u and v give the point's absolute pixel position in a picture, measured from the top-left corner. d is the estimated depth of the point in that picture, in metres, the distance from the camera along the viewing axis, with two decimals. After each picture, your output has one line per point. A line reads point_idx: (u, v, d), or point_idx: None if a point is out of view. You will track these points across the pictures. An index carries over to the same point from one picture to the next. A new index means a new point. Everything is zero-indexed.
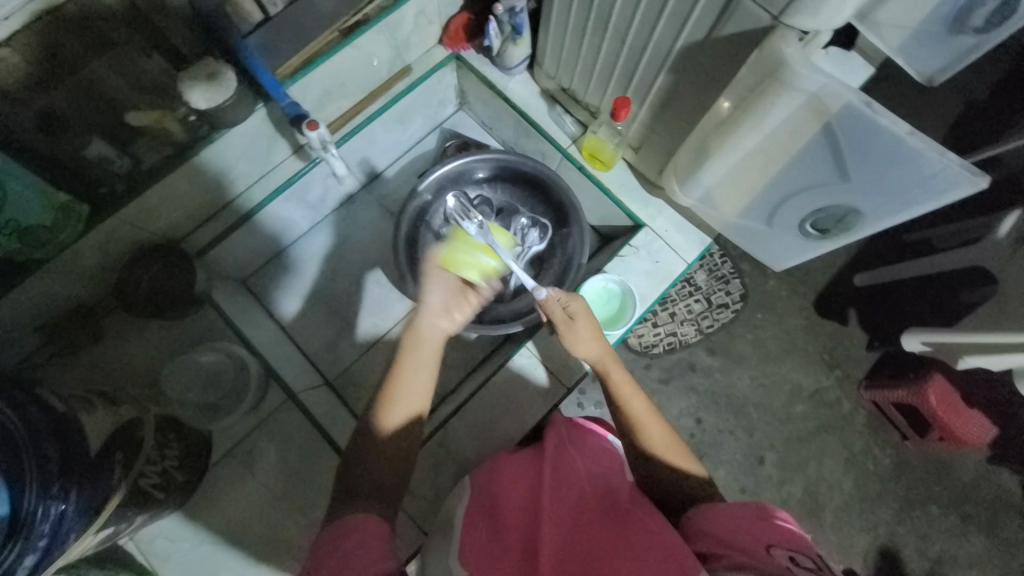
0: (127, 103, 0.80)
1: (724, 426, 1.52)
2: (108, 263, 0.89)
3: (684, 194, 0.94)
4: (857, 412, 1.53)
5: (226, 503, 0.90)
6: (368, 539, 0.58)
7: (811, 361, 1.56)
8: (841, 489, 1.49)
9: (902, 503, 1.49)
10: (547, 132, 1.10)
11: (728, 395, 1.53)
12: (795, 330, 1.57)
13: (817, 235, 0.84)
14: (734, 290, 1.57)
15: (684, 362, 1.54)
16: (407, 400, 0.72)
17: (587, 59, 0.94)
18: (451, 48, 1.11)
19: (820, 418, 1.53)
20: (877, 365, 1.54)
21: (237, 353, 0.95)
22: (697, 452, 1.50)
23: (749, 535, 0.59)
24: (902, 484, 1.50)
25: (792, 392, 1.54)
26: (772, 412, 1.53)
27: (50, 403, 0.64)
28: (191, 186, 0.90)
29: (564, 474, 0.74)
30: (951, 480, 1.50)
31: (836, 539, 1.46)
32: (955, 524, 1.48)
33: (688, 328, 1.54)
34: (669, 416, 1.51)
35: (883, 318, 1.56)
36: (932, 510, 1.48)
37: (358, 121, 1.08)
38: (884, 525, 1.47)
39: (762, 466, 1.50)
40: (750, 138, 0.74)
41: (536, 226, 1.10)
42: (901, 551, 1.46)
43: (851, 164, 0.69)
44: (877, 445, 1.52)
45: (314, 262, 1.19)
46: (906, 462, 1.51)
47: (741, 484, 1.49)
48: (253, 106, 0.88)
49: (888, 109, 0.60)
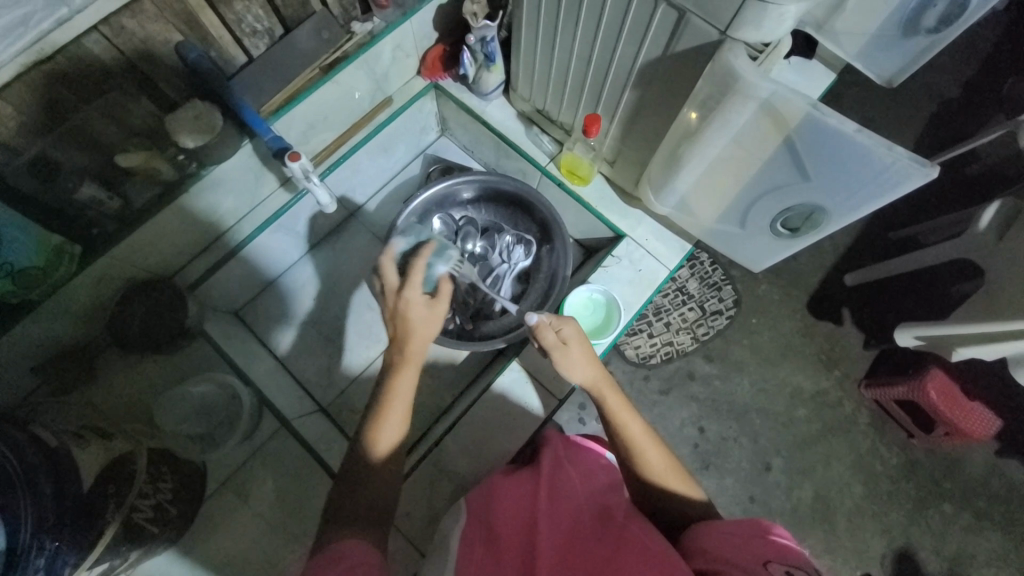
0: (116, 147, 0.83)
1: (728, 433, 1.51)
2: (102, 301, 0.91)
3: (659, 202, 0.97)
4: (859, 412, 1.53)
5: (227, 542, 0.88)
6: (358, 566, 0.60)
7: (809, 363, 1.56)
8: (852, 492, 1.48)
9: (915, 503, 1.47)
10: (524, 151, 1.15)
11: (729, 401, 1.53)
12: (791, 333, 1.58)
13: (789, 233, 0.84)
14: (727, 296, 1.58)
15: (682, 371, 1.55)
16: (399, 413, 0.74)
17: (557, 81, 0.98)
18: (429, 78, 1.17)
19: (823, 420, 1.52)
20: (875, 363, 1.55)
21: (229, 382, 0.96)
22: (702, 462, 1.49)
23: (746, 548, 0.60)
24: (912, 482, 1.48)
25: (794, 395, 1.54)
26: (775, 416, 1.52)
27: (43, 439, 0.65)
28: (178, 224, 0.93)
29: (557, 496, 0.75)
30: (959, 475, 1.48)
31: (850, 543, 1.44)
32: (970, 522, 1.45)
33: (684, 337, 1.55)
34: (671, 427, 1.51)
35: (875, 315, 1.58)
36: (945, 508, 1.46)
37: (343, 151, 1.12)
38: (898, 526, 1.45)
39: (770, 472, 1.48)
40: (711, 145, 0.77)
41: (521, 242, 1.16)
42: (918, 553, 1.43)
43: (809, 164, 0.70)
44: (883, 443, 1.51)
45: (306, 290, 1.19)
46: (914, 458, 1.50)
47: (750, 493, 1.47)
48: (239, 142, 0.93)
49: (836, 110, 0.62)
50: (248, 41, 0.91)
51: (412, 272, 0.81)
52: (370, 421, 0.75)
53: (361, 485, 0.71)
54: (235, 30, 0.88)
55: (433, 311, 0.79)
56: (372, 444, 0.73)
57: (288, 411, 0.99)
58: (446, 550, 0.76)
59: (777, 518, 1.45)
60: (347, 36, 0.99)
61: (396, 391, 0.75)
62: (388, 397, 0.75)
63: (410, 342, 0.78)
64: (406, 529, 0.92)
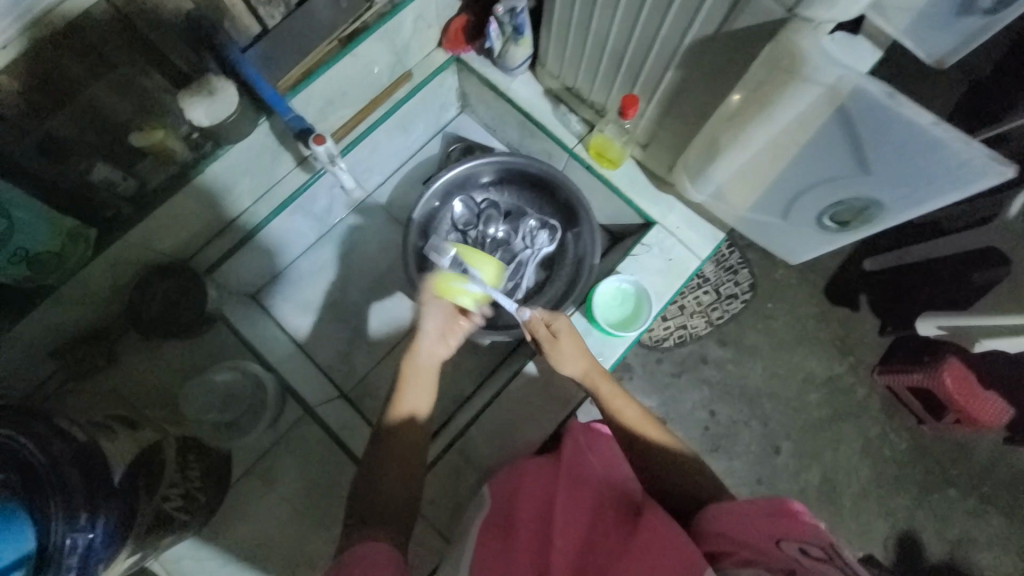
0: (128, 124, 0.79)
1: (738, 417, 1.51)
2: (120, 284, 0.89)
3: (694, 189, 0.93)
4: (871, 398, 1.52)
5: (251, 526, 0.88)
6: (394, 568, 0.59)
7: (823, 348, 1.54)
8: (859, 476, 1.49)
9: (921, 488, 1.48)
10: (552, 132, 1.09)
11: (741, 385, 1.52)
12: (806, 318, 1.56)
13: (836, 227, 0.81)
14: (743, 279, 1.55)
15: (695, 355, 1.53)
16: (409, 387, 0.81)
17: (590, 57, 0.92)
18: (450, 51, 1.10)
19: (835, 405, 1.52)
20: (889, 351, 1.53)
21: (252, 370, 0.94)
22: (711, 444, 1.49)
23: (758, 530, 0.56)
24: (919, 468, 1.49)
25: (806, 380, 1.53)
26: (786, 401, 1.52)
27: (71, 433, 0.64)
28: (194, 206, 0.90)
29: (576, 478, 0.73)
30: (967, 461, 1.49)
31: (855, 525, 1.46)
32: (974, 507, 1.47)
33: (698, 320, 1.53)
34: (682, 409, 1.51)
35: (891, 302, 1.55)
36: (951, 493, 1.47)
37: (362, 129, 1.07)
38: (902, 510, 1.47)
39: (778, 456, 1.49)
40: (763, 133, 0.72)
41: (545, 227, 1.13)
42: (920, 536, 1.45)
43: (871, 156, 0.66)
44: (893, 429, 1.51)
45: (324, 273, 1.16)
46: (923, 444, 1.50)
47: (758, 475, 1.48)
48: (257, 120, 0.88)
49: (909, 100, 0.57)
50: (262, 10, 0.84)
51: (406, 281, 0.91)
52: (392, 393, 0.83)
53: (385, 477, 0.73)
54: None
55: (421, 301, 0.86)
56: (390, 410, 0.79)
57: (311, 398, 0.98)
58: (465, 534, 0.79)
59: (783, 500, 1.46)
60: (366, 6, 0.92)
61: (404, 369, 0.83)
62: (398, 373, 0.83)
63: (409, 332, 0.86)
64: (429, 515, 0.92)
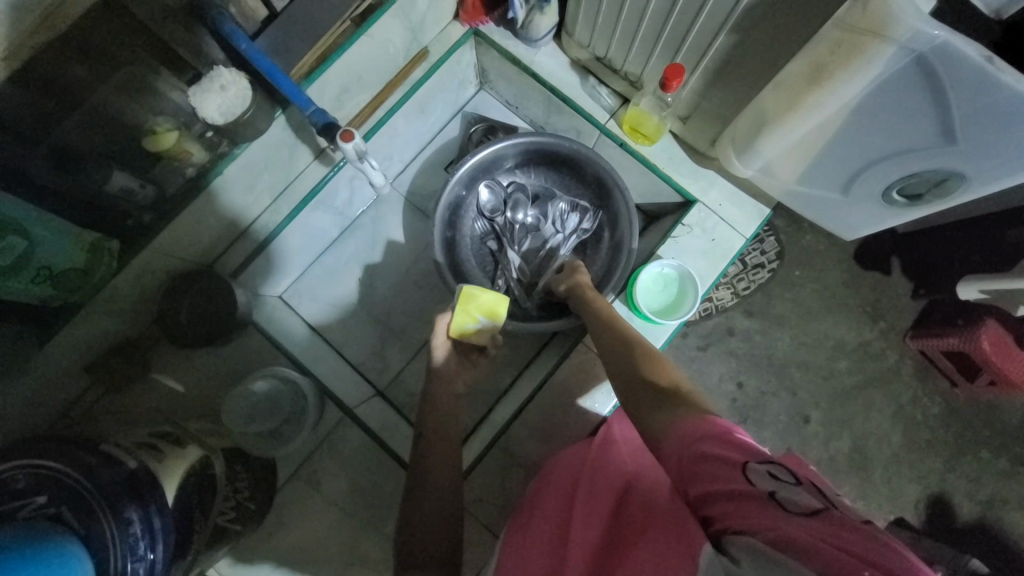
0: (142, 127, 0.75)
1: (766, 388, 1.48)
2: (147, 294, 0.87)
3: (741, 165, 0.86)
4: (903, 362, 1.48)
5: (297, 528, 0.88)
6: None
7: (854, 315, 1.49)
8: (889, 441, 1.47)
9: (952, 450, 1.46)
10: (581, 107, 1.02)
11: (769, 355, 1.49)
12: (834, 285, 1.50)
13: (904, 201, 0.75)
14: (770, 247, 1.50)
15: (721, 327, 1.50)
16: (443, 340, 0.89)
17: (627, 24, 0.85)
18: (468, 23, 1.02)
19: (866, 372, 1.48)
20: (924, 313, 1.47)
21: (289, 377, 0.91)
22: (740, 416, 1.47)
23: (717, 462, 0.51)
24: (951, 431, 1.47)
25: (835, 348, 1.49)
26: (816, 369, 1.49)
27: (121, 460, 0.62)
28: (214, 208, 0.86)
29: (596, 479, 0.72)
30: (1001, 422, 1.46)
31: (886, 490, 1.45)
32: (1006, 467, 1.45)
33: (723, 292, 1.49)
34: (709, 382, 1.48)
35: (924, 265, 1.48)
36: (983, 455, 1.46)
37: (379, 115, 1.01)
38: (934, 473, 1.45)
39: (807, 424, 1.47)
40: (831, 104, 0.65)
41: (576, 210, 1.08)
42: (952, 498, 1.44)
43: (958, 126, 0.59)
44: (925, 393, 1.48)
45: (349, 269, 1.12)
46: (955, 407, 1.47)
47: (788, 445, 1.46)
48: (272, 114, 0.83)
49: (1011, 67, 0.51)
50: None
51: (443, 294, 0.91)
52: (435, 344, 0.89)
53: (431, 481, 0.75)
54: None
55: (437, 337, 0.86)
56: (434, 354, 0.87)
57: (348, 399, 0.96)
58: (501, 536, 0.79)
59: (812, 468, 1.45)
60: None
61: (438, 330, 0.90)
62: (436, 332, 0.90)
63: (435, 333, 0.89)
64: (474, 510, 0.91)
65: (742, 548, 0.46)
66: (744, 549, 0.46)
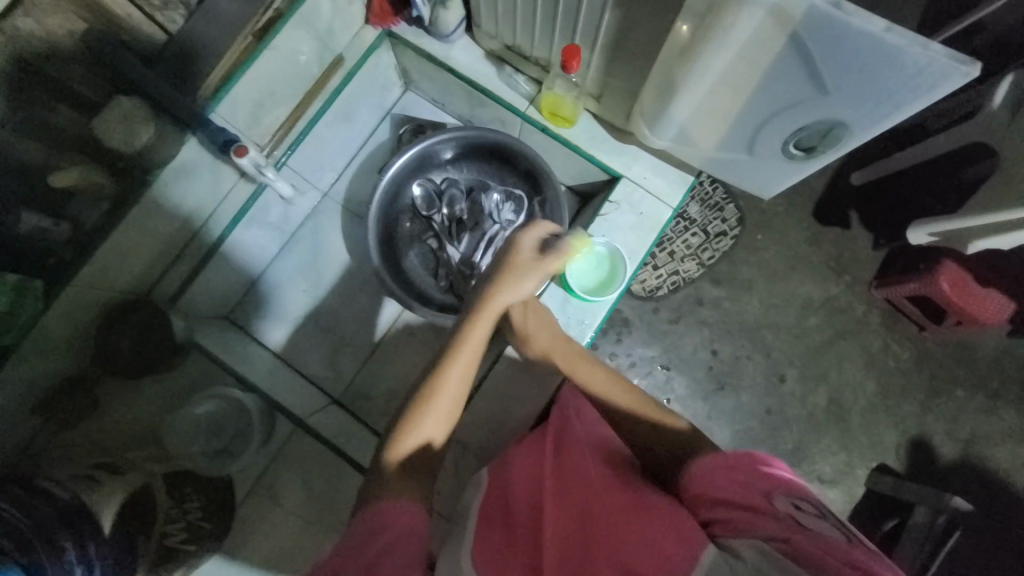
0: (48, 163, 0.76)
1: (740, 353, 1.50)
2: (81, 333, 0.85)
3: (656, 134, 0.88)
4: (871, 313, 1.51)
5: (261, 543, 0.89)
6: (399, 547, 0.58)
7: (817, 271, 1.52)
8: (865, 391, 1.50)
9: (927, 393, 1.49)
10: (500, 97, 1.03)
11: (740, 321, 1.50)
12: (796, 245, 1.52)
13: (802, 154, 0.77)
14: (730, 215, 1.51)
15: (691, 298, 1.50)
16: (433, 420, 0.70)
17: (524, 9, 0.85)
18: (379, 26, 1.03)
19: (834, 326, 1.51)
20: (886, 263, 1.50)
21: (233, 395, 0.92)
22: (717, 383, 1.49)
23: (741, 485, 0.55)
24: (925, 374, 1.50)
25: (804, 306, 1.51)
26: (786, 330, 1.51)
27: (52, 492, 0.65)
28: (142, 237, 0.85)
29: (568, 449, 0.73)
30: (971, 360, 1.50)
31: (866, 439, 1.48)
32: (981, 403, 1.49)
33: (689, 264, 1.49)
34: (683, 354, 1.49)
35: (881, 213, 1.51)
36: (958, 394, 1.49)
37: (301, 127, 1.02)
38: (912, 417, 1.49)
39: (784, 384, 1.49)
40: (713, 65, 0.66)
41: (510, 199, 1.09)
42: (932, 439, 1.48)
43: (828, 75, 0.61)
44: (896, 339, 1.51)
45: (294, 282, 1.13)
46: (925, 350, 1.50)
47: (767, 406, 1.48)
48: (182, 138, 0.85)
49: (858, 8, 0.52)
50: (161, 16, 0.79)
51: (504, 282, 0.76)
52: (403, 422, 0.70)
53: None
54: (143, 4, 0.76)
55: (540, 272, 0.77)
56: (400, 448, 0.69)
57: (299, 411, 0.95)
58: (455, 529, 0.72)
59: (794, 425, 1.48)
60: None
61: (449, 377, 0.71)
62: (435, 390, 0.71)
63: (446, 386, 0.71)
64: (437, 504, 0.93)
65: (745, 545, 0.49)
66: (747, 545, 0.49)
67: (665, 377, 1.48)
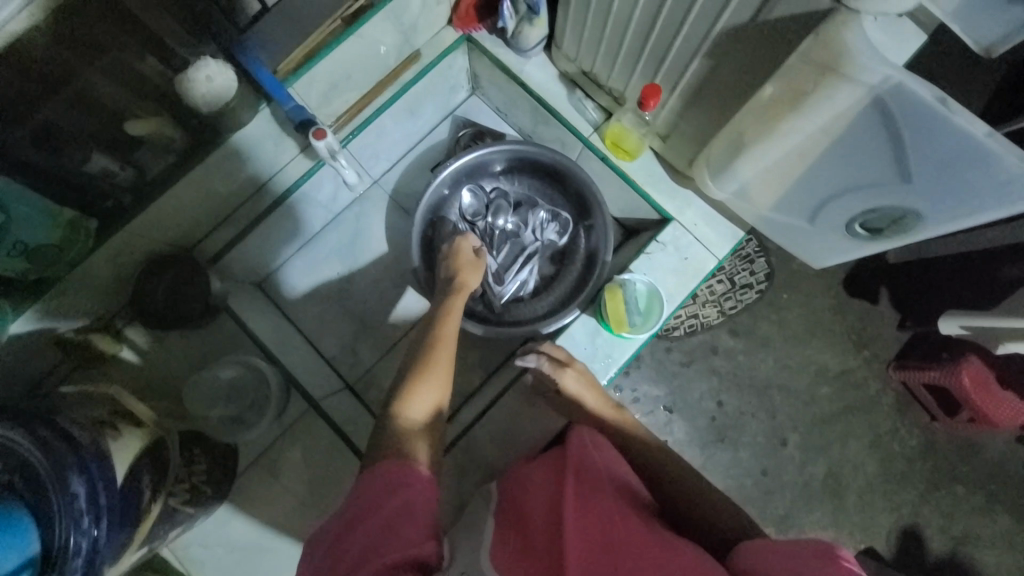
0: (125, 110, 0.77)
1: (746, 408, 1.48)
2: (123, 271, 0.88)
3: (717, 187, 0.87)
4: (884, 393, 1.48)
5: (252, 514, 0.90)
6: (412, 510, 0.59)
7: (837, 342, 1.49)
8: (864, 470, 1.46)
9: (927, 484, 1.46)
10: (565, 119, 1.03)
11: (751, 376, 1.48)
12: (820, 312, 1.50)
13: (866, 235, 0.76)
14: (759, 269, 1.46)
15: (706, 345, 1.49)
16: (434, 384, 0.73)
17: (611, 41, 0.86)
18: (461, 29, 1.03)
19: (844, 400, 1.48)
20: (906, 349, 1.47)
21: (258, 366, 0.92)
22: (718, 434, 1.47)
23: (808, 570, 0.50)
24: (927, 464, 1.47)
25: (818, 373, 1.49)
26: (796, 394, 1.48)
27: (70, 434, 0.63)
28: (194, 195, 0.88)
29: (587, 474, 0.69)
30: (976, 459, 1.47)
31: (858, 519, 1.45)
32: (979, 504, 1.45)
33: (710, 311, 1.47)
34: (689, 399, 1.48)
35: (911, 295, 1.47)
36: (958, 490, 1.46)
37: (367, 113, 1.02)
38: (908, 505, 1.45)
39: (784, 448, 1.47)
40: (797, 133, 0.66)
41: (556, 220, 1.08)
42: (924, 531, 1.44)
43: (914, 163, 0.60)
44: (905, 426, 1.48)
45: (329, 263, 1.13)
46: (932, 441, 1.47)
47: (763, 467, 1.46)
48: (257, 106, 0.88)
49: (965, 107, 0.52)
50: None
51: (465, 270, 0.95)
52: (405, 385, 0.73)
53: None
54: None
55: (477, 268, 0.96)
56: (401, 409, 0.70)
57: (315, 391, 0.96)
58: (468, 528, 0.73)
59: (787, 491, 1.45)
60: None
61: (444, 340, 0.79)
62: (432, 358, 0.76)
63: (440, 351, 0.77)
64: None
65: None
66: None
67: (667, 419, 1.47)
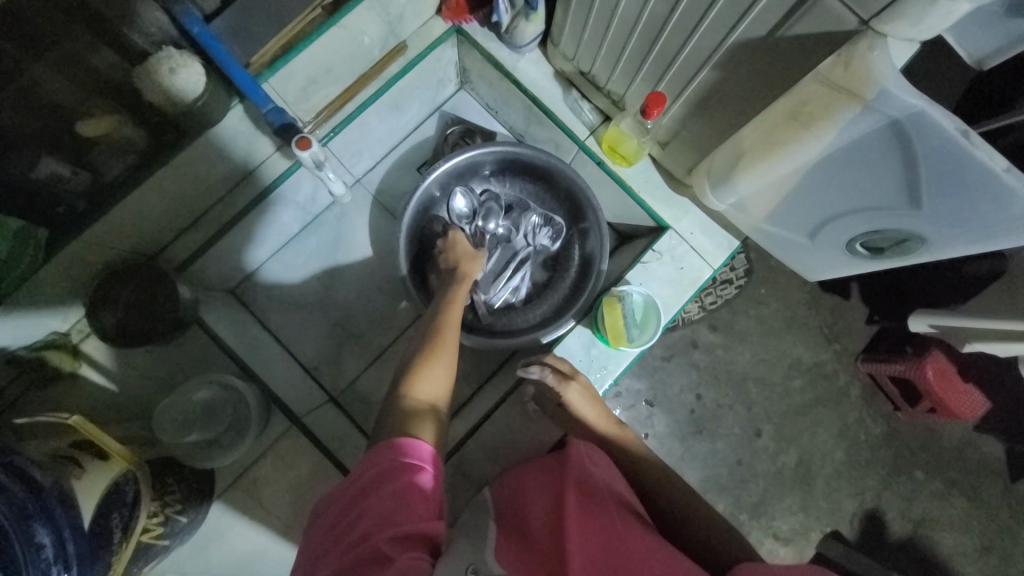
0: (76, 108, 0.69)
1: (724, 401, 1.48)
2: (79, 286, 0.81)
3: (716, 199, 0.86)
4: (852, 384, 1.49)
5: (235, 538, 0.85)
6: (411, 505, 0.55)
7: (811, 335, 1.50)
8: (833, 458, 1.48)
9: (890, 469, 1.48)
10: (561, 121, 0.99)
11: (729, 370, 1.49)
12: (796, 305, 1.50)
13: (867, 253, 0.76)
14: (739, 264, 1.49)
15: (686, 339, 1.49)
16: (440, 367, 0.71)
17: (614, 42, 0.82)
18: (451, 21, 0.96)
19: (816, 392, 1.49)
20: (876, 339, 1.48)
21: (230, 384, 0.86)
22: (696, 427, 1.47)
23: None
24: (891, 450, 1.48)
25: (792, 366, 1.49)
26: (771, 386, 1.49)
27: (33, 476, 0.57)
28: (161, 201, 0.80)
29: (586, 478, 0.63)
30: (937, 447, 1.48)
31: (825, 504, 1.46)
32: (938, 489, 1.46)
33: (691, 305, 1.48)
34: (669, 393, 1.48)
35: (884, 291, 1.47)
36: (918, 475, 1.47)
37: (349, 109, 0.94)
38: (871, 490, 1.47)
39: (759, 438, 1.47)
40: (807, 155, 0.65)
41: (548, 224, 1.05)
42: (885, 514, 1.45)
43: (925, 191, 0.60)
44: (870, 414, 1.49)
45: (308, 267, 1.07)
46: (895, 428, 1.48)
47: (738, 457, 1.46)
48: (229, 102, 0.81)
49: (985, 141, 0.51)
50: None
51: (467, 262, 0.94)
52: (410, 368, 0.71)
53: None
54: None
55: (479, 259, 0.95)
56: (408, 386, 0.68)
57: (298, 407, 0.91)
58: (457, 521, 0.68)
59: (760, 480, 1.46)
60: None
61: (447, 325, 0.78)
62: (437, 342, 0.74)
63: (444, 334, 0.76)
64: None
65: None
66: None
67: (647, 413, 1.47)
